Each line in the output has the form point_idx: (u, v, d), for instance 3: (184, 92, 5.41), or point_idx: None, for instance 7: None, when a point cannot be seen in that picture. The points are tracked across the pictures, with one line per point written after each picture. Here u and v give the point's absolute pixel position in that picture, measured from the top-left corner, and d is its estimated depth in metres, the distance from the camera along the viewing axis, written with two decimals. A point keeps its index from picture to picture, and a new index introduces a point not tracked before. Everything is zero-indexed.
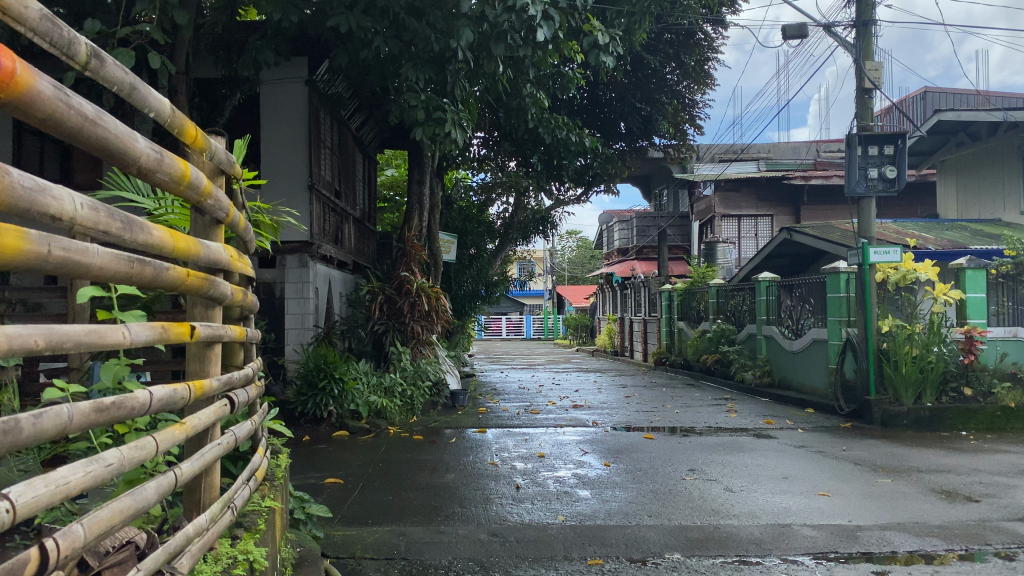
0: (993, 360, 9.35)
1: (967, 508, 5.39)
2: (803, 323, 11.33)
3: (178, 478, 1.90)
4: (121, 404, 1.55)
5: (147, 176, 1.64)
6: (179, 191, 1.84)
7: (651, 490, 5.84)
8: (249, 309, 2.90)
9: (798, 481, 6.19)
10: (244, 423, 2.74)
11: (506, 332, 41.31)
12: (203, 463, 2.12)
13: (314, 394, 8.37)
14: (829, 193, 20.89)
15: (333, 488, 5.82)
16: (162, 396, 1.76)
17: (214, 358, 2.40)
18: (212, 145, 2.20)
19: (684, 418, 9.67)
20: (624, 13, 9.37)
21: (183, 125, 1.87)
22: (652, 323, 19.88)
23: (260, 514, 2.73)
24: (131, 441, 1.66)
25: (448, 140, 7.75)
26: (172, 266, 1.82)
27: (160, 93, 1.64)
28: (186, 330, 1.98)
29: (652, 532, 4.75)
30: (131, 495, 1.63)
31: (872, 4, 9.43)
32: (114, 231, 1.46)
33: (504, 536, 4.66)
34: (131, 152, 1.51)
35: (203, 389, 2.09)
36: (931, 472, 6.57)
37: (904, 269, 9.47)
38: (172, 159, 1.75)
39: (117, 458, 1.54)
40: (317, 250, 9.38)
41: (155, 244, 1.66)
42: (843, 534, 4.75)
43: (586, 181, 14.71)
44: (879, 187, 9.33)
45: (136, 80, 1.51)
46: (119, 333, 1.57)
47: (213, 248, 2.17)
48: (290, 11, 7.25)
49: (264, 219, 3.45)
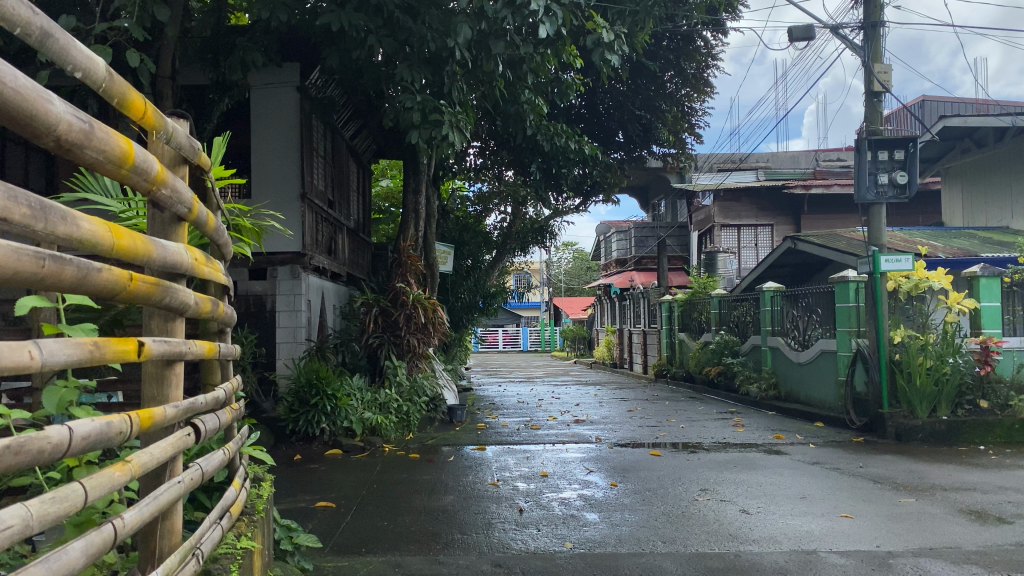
0: (1010, 371, 9.01)
1: (1002, 530, 5.05)
2: (810, 334, 10.98)
3: (118, 531, 1.55)
4: (21, 448, 1.20)
5: (74, 151, 1.31)
6: (121, 176, 1.51)
7: (662, 513, 5.47)
8: (227, 321, 2.56)
9: (818, 501, 5.83)
10: (218, 452, 2.38)
11: (503, 344, 41.13)
12: (156, 507, 1.76)
13: (305, 411, 8.05)
14: (829, 203, 20.69)
15: (324, 513, 5.44)
16: (89, 432, 1.41)
17: (176, 380, 2.06)
18: (168, 125, 1.87)
19: (689, 433, 9.32)
20: (627, 14, 8.97)
21: (126, 94, 1.54)
22: (651, 335, 19.55)
23: (234, 557, 2.37)
24: (46, 494, 1.32)
25: (445, 143, 7.33)
26: (110, 269, 1.48)
27: (85, 48, 1.33)
28: (128, 349, 1.62)
29: (668, 561, 4.40)
30: (47, 561, 1.29)
31: (879, 6, 9.19)
32: (17, 217, 1.13)
33: (508, 567, 4.28)
34: (42, 119, 1.18)
35: (151, 419, 1.73)
36: (956, 490, 6.22)
37: (916, 278, 9.08)
38: (109, 133, 1.42)
39: (22, 520, 1.20)
40: (309, 261, 8.99)
41: (83, 239, 1.33)
42: (874, 562, 4.38)
43: (586, 190, 14.35)
44: (890, 192, 9.01)
45: (50, 24, 1.20)
46: (24, 352, 1.22)
47: (170, 248, 1.81)
48: (279, 9, 6.97)
49: (244, 223, 3.07)
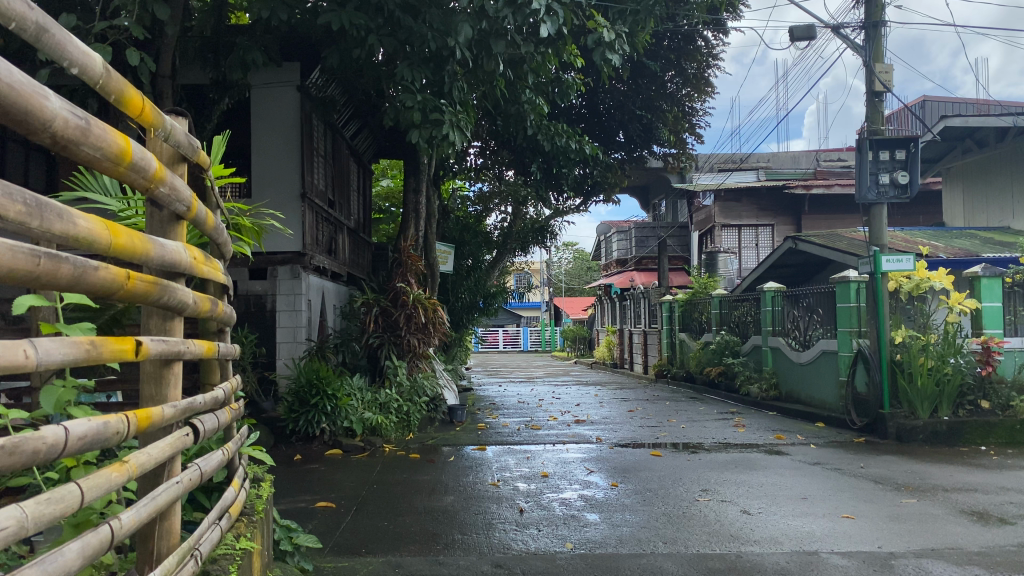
0: (1012, 371, 8.98)
1: (1004, 531, 5.02)
2: (811, 334, 10.96)
3: (115, 532, 1.53)
4: (16, 448, 1.19)
5: (71, 148, 1.29)
6: (119, 173, 1.49)
7: (663, 513, 5.45)
8: (227, 321, 2.55)
9: (818, 502, 5.81)
10: (218, 452, 2.37)
11: (503, 344, 41.11)
12: (154, 508, 1.74)
13: (305, 411, 8.03)
14: (830, 203, 20.67)
15: (324, 513, 5.43)
16: (85, 432, 1.40)
17: (175, 380, 2.05)
18: (167, 122, 1.85)
19: (690, 433, 9.29)
20: (628, 13, 8.94)
21: (124, 91, 1.53)
22: (652, 335, 19.52)
23: (233, 558, 2.35)
24: (43, 493, 1.31)
25: (446, 142, 7.31)
26: (108, 267, 1.46)
27: (81, 43, 1.32)
28: (126, 348, 1.61)
29: (669, 561, 4.38)
30: (43, 563, 1.28)
31: (881, 5, 9.17)
32: (12, 214, 1.12)
33: (509, 568, 4.27)
34: (38, 115, 1.17)
35: (149, 419, 1.71)
36: (957, 491, 6.20)
37: (917, 278, 9.06)
38: (107, 131, 1.40)
39: (17, 521, 1.18)
40: (309, 261, 8.98)
41: (80, 237, 1.32)
42: (876, 563, 4.37)
43: (586, 190, 14.34)
44: (891, 193, 8.99)
45: (46, 19, 1.19)
46: (19, 351, 1.20)
47: (169, 246, 1.80)
48: (279, 9, 6.96)
49: (244, 222, 3.04)
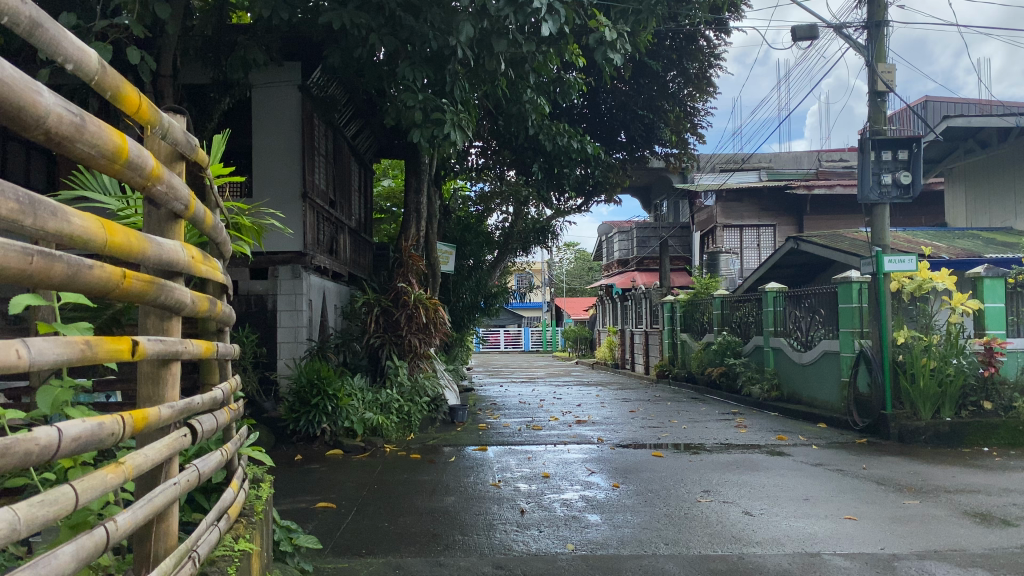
0: (1014, 372, 8.83)
1: (1007, 533, 5.00)
2: (813, 334, 10.94)
3: (110, 534, 1.51)
4: (9, 450, 1.17)
5: (65, 145, 1.27)
6: (115, 171, 1.48)
7: (664, 514, 5.43)
8: (225, 321, 2.53)
9: (821, 503, 5.79)
10: (216, 452, 2.35)
11: (505, 345, 41.09)
12: (151, 509, 1.72)
13: (306, 411, 8.02)
14: (832, 203, 20.64)
15: (325, 513, 5.43)
16: (79, 433, 1.38)
17: (173, 380, 2.03)
18: (164, 120, 1.83)
19: (692, 434, 9.27)
20: (630, 13, 8.91)
21: (119, 87, 1.50)
22: (654, 335, 19.49)
23: (231, 559, 2.33)
24: (37, 497, 1.29)
25: (448, 142, 7.29)
26: (102, 266, 1.44)
27: (75, 40, 1.30)
28: (122, 348, 1.59)
29: (671, 563, 4.36)
30: (38, 566, 1.26)
31: (883, 5, 9.14)
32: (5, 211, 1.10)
33: (509, 569, 4.25)
34: (30, 110, 1.15)
35: (145, 419, 1.69)
36: (959, 492, 6.17)
37: (920, 279, 8.90)
38: (101, 127, 1.38)
39: (8, 524, 1.16)
40: (310, 261, 8.97)
41: (75, 235, 1.30)
42: (878, 564, 4.34)
43: (587, 190, 14.32)
44: (893, 193, 8.96)
45: (38, 14, 1.17)
46: (11, 351, 1.18)
47: (166, 245, 1.78)
48: (280, 8, 6.93)
49: (244, 222, 3.02)
